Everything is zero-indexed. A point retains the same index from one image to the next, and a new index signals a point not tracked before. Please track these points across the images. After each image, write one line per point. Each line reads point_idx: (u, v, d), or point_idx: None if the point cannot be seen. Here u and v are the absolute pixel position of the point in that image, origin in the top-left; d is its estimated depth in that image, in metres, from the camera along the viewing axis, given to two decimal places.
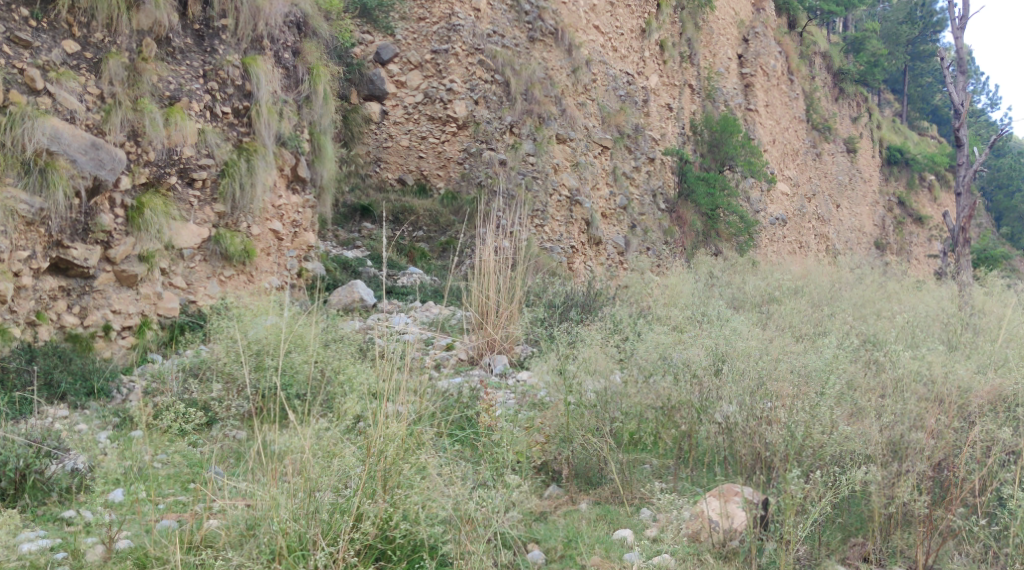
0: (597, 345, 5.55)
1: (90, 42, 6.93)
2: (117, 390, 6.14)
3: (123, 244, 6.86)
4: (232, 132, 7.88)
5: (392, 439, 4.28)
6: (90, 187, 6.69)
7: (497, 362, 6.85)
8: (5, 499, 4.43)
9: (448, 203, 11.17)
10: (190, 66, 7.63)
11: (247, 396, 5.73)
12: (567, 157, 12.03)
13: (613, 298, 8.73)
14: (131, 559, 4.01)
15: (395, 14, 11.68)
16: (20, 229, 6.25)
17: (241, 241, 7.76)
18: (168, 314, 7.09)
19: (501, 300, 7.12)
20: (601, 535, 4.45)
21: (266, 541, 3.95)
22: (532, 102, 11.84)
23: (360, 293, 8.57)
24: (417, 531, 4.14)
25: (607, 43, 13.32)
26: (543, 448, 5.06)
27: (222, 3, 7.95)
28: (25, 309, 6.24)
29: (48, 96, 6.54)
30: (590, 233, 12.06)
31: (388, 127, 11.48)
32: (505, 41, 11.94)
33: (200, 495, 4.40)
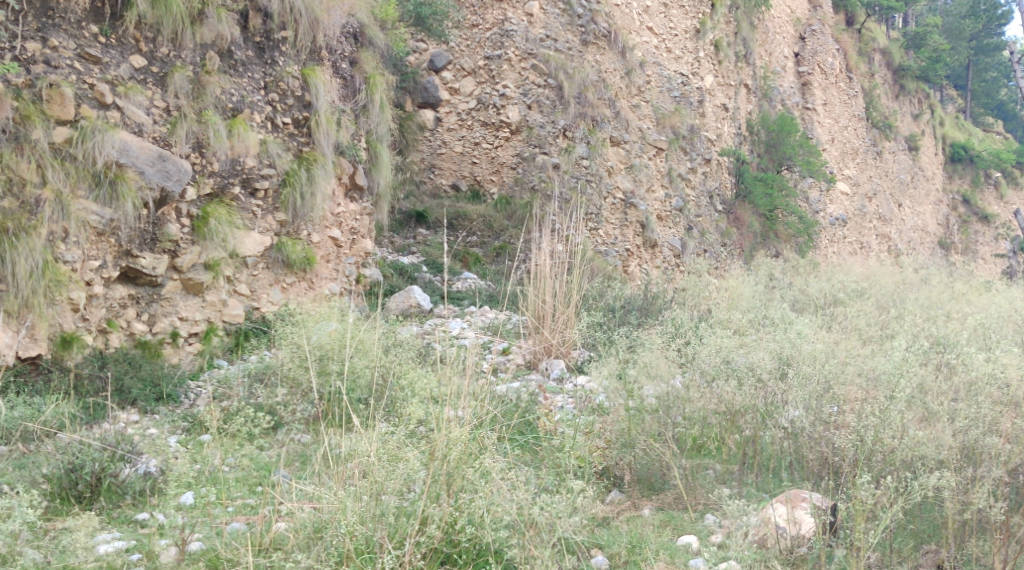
0: (658, 350, 5.50)
1: (156, 57, 7.09)
2: (185, 396, 6.28)
3: (189, 253, 7.00)
4: (293, 142, 8.01)
5: (455, 443, 4.29)
6: (157, 198, 6.84)
7: (554, 367, 6.90)
8: (81, 501, 4.53)
9: (502, 208, 11.23)
10: (251, 78, 7.77)
11: (311, 400, 5.83)
12: (622, 159, 12.00)
13: (672, 301, 8.68)
14: (203, 560, 4.06)
15: (450, 22, 11.79)
16: (92, 239, 6.41)
17: (302, 248, 7.90)
18: (233, 321, 7.23)
19: (558, 304, 7.11)
20: (665, 541, 4.42)
21: (333, 544, 4.00)
22: (585, 105, 11.71)
23: (416, 298, 8.67)
24: (483, 535, 4.15)
25: (660, 44, 13.26)
26: (604, 453, 5.06)
27: (281, 16, 8.08)
28: (96, 318, 6.39)
29: (117, 110, 6.70)
30: (646, 237, 11.99)
31: (442, 134, 11.64)
32: (558, 45, 11.81)
33: (269, 498, 4.47)
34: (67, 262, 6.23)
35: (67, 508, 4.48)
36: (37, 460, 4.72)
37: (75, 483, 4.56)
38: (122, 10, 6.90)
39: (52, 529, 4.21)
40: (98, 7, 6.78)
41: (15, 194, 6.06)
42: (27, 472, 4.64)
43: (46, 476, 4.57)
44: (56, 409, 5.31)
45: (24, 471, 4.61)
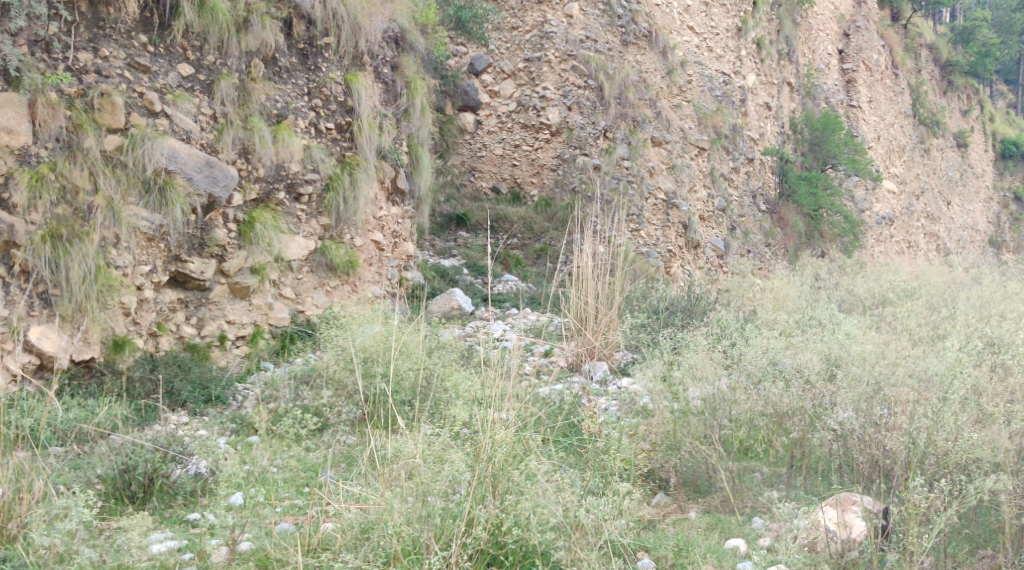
0: (704, 351, 5.49)
1: (203, 65, 7.19)
2: (233, 398, 6.36)
3: (237, 257, 7.09)
4: (336, 147, 8.08)
5: (500, 445, 4.33)
6: (205, 203, 6.93)
7: (596, 369, 6.83)
8: (135, 502, 4.60)
9: (542, 210, 11.25)
10: (295, 84, 7.86)
11: (357, 402, 5.86)
12: (664, 160, 11.85)
13: (716, 302, 8.61)
14: (253, 560, 4.10)
15: (489, 25, 11.88)
16: (142, 245, 6.51)
17: (345, 252, 7.96)
18: (279, 324, 7.32)
19: (601, 306, 7.10)
20: (713, 544, 4.37)
21: (380, 545, 4.01)
22: (626, 106, 11.69)
23: (458, 301, 8.69)
24: (529, 537, 4.11)
25: (702, 44, 13.14)
26: (649, 456, 5.04)
27: (324, 22, 8.18)
28: (147, 321, 6.49)
29: (165, 118, 6.81)
30: (688, 238, 11.92)
31: (483, 136, 11.72)
32: (598, 46, 11.75)
33: (316, 499, 4.52)
34: (118, 267, 6.34)
35: (122, 507, 4.54)
36: (92, 461, 4.77)
37: (129, 483, 4.63)
38: (170, 19, 7.00)
39: (107, 528, 4.27)
40: (147, 17, 6.89)
41: (68, 201, 6.16)
42: (83, 473, 4.68)
43: (100, 476, 4.64)
44: (109, 411, 5.41)
45: (80, 471, 4.70)
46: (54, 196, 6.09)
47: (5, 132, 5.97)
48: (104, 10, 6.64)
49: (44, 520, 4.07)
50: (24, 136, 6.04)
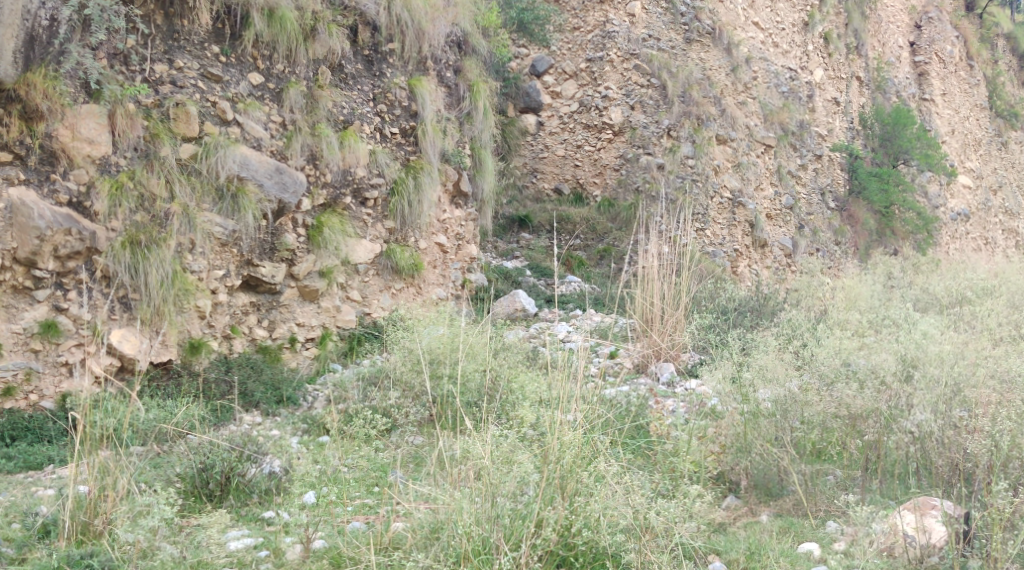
0: (774, 352, 5.39)
1: (273, 74, 7.31)
2: (304, 399, 6.46)
3: (306, 261, 7.20)
4: (400, 152, 8.17)
5: (568, 447, 4.33)
6: (275, 209, 7.05)
7: (663, 371, 6.73)
8: (213, 500, 4.71)
9: (606, 211, 11.21)
10: (361, 90, 7.96)
11: (423, 403, 5.93)
12: (729, 158, 11.69)
13: (785, 302, 8.49)
14: (327, 558, 4.15)
15: (551, 27, 11.98)
16: (216, 250, 6.65)
17: (410, 254, 8.04)
18: (346, 326, 7.42)
19: (667, 307, 7.08)
20: (786, 548, 4.29)
21: (451, 544, 4.01)
22: (690, 104, 11.44)
23: (522, 302, 8.71)
24: (599, 539, 4.09)
25: (768, 40, 12.93)
26: (719, 459, 4.99)
27: (388, 28, 8.28)
28: (221, 324, 6.64)
29: (237, 127, 6.94)
30: (755, 237, 11.79)
31: (544, 137, 11.80)
32: (661, 44, 11.70)
33: (387, 499, 4.56)
34: (194, 272, 6.49)
35: (200, 505, 4.65)
36: (170, 460, 4.94)
37: (207, 481, 4.73)
38: (241, 29, 7.13)
39: (187, 525, 4.35)
40: (219, 28, 7.03)
41: (146, 208, 6.32)
42: (163, 472, 4.84)
43: (180, 475, 4.76)
44: (187, 412, 5.54)
45: (160, 470, 4.85)
46: (132, 204, 6.25)
47: (86, 142, 6.12)
48: (179, 22, 6.80)
49: (129, 516, 4.17)
50: (104, 146, 6.20)
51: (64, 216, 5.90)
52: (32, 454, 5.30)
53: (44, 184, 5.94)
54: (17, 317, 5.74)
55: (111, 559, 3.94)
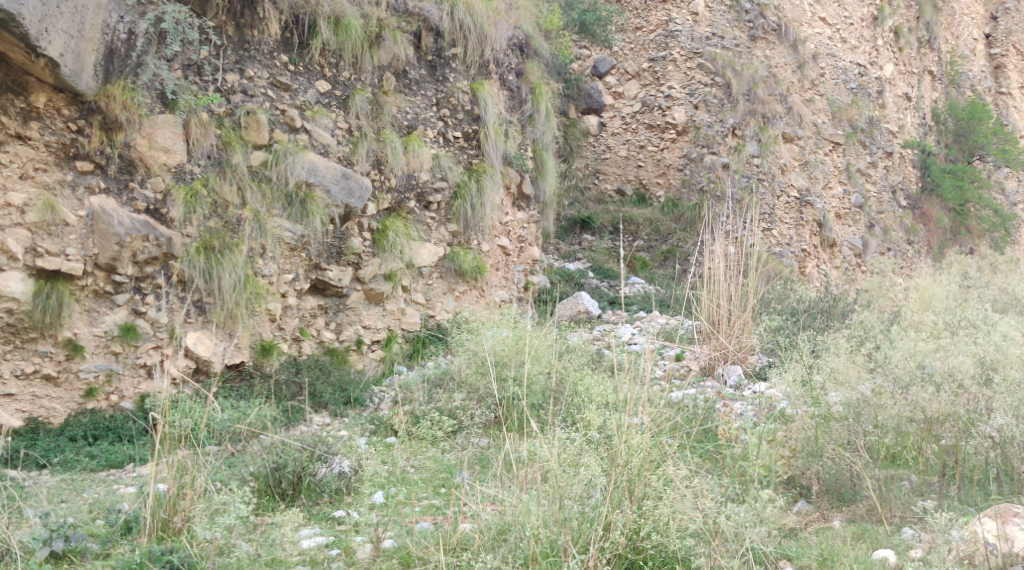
0: (845, 355, 5.29)
1: (339, 81, 7.42)
2: (370, 400, 6.54)
3: (371, 264, 7.29)
4: (463, 155, 8.20)
5: (637, 450, 4.28)
6: (342, 214, 7.14)
7: (731, 373, 6.66)
8: (285, 499, 4.78)
9: (669, 211, 11.13)
10: (424, 95, 8.02)
11: (488, 405, 5.93)
12: (796, 156, 11.58)
13: (855, 303, 8.36)
14: (396, 558, 4.18)
15: (612, 27, 11.93)
16: (285, 254, 6.77)
17: (473, 257, 8.07)
18: (411, 329, 7.49)
19: (734, 308, 6.94)
20: (860, 554, 4.20)
21: (519, 546, 4.01)
22: (755, 102, 11.32)
23: (585, 304, 8.69)
24: (668, 543, 4.05)
25: (835, 35, 12.67)
26: (789, 463, 4.79)
27: (451, 33, 8.31)
28: (291, 327, 6.76)
29: (305, 134, 7.05)
30: (824, 236, 11.60)
31: (606, 138, 11.78)
32: (725, 43, 11.51)
33: (454, 500, 4.57)
34: (264, 276, 6.62)
35: (274, 504, 4.72)
36: (245, 459, 4.94)
37: (280, 481, 4.80)
38: (308, 38, 7.24)
39: (261, 522, 4.42)
40: (287, 37, 7.14)
41: (219, 215, 6.46)
42: (237, 471, 4.86)
43: (253, 474, 4.80)
44: (259, 412, 5.64)
45: (234, 469, 4.87)
46: (206, 210, 6.39)
47: (162, 151, 6.29)
48: (249, 33, 6.89)
49: (205, 514, 4.25)
50: (179, 154, 6.35)
51: (142, 222, 6.06)
52: (114, 453, 5.44)
53: (123, 192, 6.12)
54: (98, 321, 5.91)
55: (191, 555, 4.02)
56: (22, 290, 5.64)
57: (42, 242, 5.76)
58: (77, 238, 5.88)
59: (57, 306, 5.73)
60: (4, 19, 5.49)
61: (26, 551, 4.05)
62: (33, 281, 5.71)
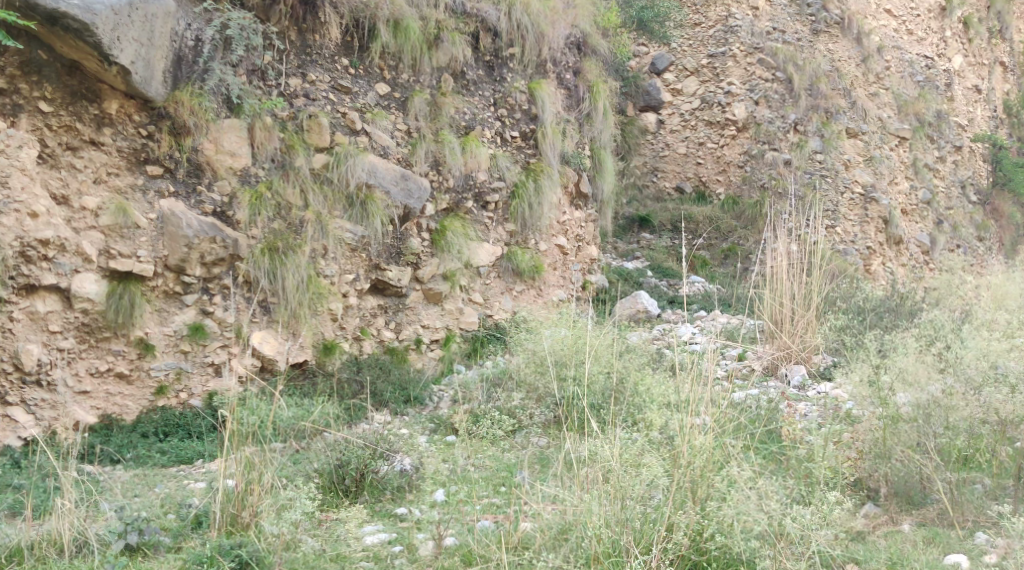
0: (914, 354, 5.14)
1: (398, 83, 7.48)
2: (430, 399, 6.60)
3: (430, 264, 7.33)
4: (520, 155, 8.21)
5: (700, 451, 4.22)
6: (401, 215, 7.19)
7: (794, 373, 6.56)
8: (349, 495, 4.83)
9: (730, 209, 10.99)
10: (482, 96, 8.04)
11: (547, 405, 5.93)
12: (861, 152, 11.26)
13: (924, 301, 8.17)
14: (459, 555, 4.18)
15: (671, 23, 11.85)
16: (347, 255, 6.84)
17: (530, 257, 8.08)
18: (469, 328, 7.50)
19: (797, 308, 6.84)
20: (931, 559, 4.11)
21: (581, 546, 4.02)
22: (817, 97, 11.18)
23: (644, 304, 8.62)
24: (733, 544, 3.99)
25: (901, 27, 12.43)
26: (856, 465, 4.77)
27: (509, 33, 8.32)
28: (352, 326, 6.83)
29: (365, 136, 7.12)
30: (889, 233, 11.25)
31: (665, 136, 11.66)
32: (786, 37, 11.43)
33: (515, 499, 4.55)
34: (326, 276, 6.70)
35: (338, 501, 4.78)
36: (310, 456, 4.99)
37: (343, 478, 4.87)
38: (368, 42, 7.32)
39: (327, 519, 4.53)
40: (348, 41, 7.24)
41: (283, 217, 6.56)
42: (302, 467, 4.91)
43: (317, 470, 4.87)
44: (322, 410, 5.71)
45: (299, 466, 4.93)
46: (270, 212, 6.49)
47: (228, 154, 6.41)
48: (311, 37, 7.00)
49: (272, 509, 4.32)
50: (245, 158, 6.47)
51: (209, 224, 6.17)
52: (183, 449, 5.55)
53: (191, 196, 6.24)
54: (168, 321, 6.04)
55: (259, 549, 4.06)
56: (96, 291, 5.79)
57: (115, 245, 5.91)
58: (148, 240, 6.01)
59: (129, 306, 5.87)
60: (79, 29, 5.67)
61: (103, 544, 4.16)
62: (107, 282, 5.86)
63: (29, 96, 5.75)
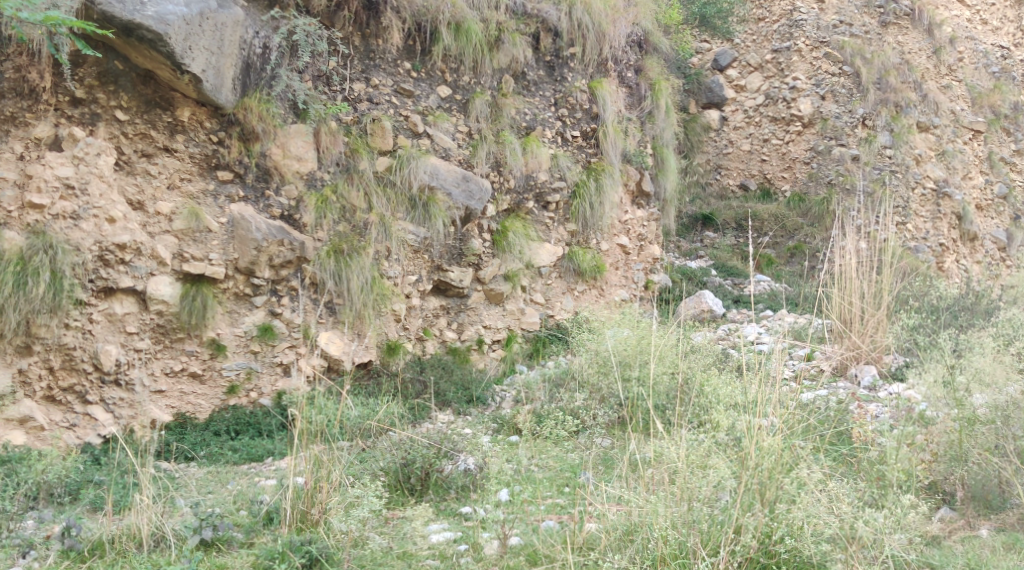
0: (992, 354, 4.99)
1: (460, 85, 7.50)
2: (492, 399, 6.61)
3: (491, 265, 7.35)
4: (582, 154, 8.18)
5: (769, 452, 4.12)
6: (463, 216, 7.20)
7: (864, 374, 6.44)
8: (414, 494, 4.88)
9: (796, 206, 10.81)
10: (543, 96, 8.03)
11: (611, 405, 5.90)
12: (932, 146, 11.02)
13: (1001, 299, 7.95)
14: (524, 555, 4.19)
15: (734, 19, 11.72)
16: (409, 256, 6.89)
17: (592, 256, 8.06)
18: (530, 328, 7.51)
19: (867, 307, 6.70)
20: (1009, 565, 3.99)
21: (647, 547, 3.98)
22: (886, 91, 10.88)
23: (708, 303, 8.52)
24: (803, 547, 3.92)
25: (975, 17, 12.23)
26: (931, 467, 4.64)
27: (569, 33, 8.29)
28: (415, 326, 6.89)
29: (427, 139, 7.18)
30: (963, 230, 11.07)
31: (728, 133, 11.56)
32: (854, 29, 11.12)
33: (579, 499, 4.54)
34: (390, 277, 6.75)
35: (404, 499, 4.82)
36: (376, 454, 5.02)
37: (409, 476, 4.91)
38: (430, 45, 7.35)
39: (393, 516, 4.56)
40: (410, 45, 7.29)
41: (348, 219, 6.64)
42: (368, 465, 4.94)
43: (384, 469, 4.93)
44: (387, 409, 5.76)
45: (365, 464, 4.96)
46: (336, 215, 6.57)
47: (295, 159, 6.49)
48: (374, 42, 7.08)
49: (340, 506, 4.38)
50: (311, 162, 6.55)
51: (277, 227, 6.26)
52: (254, 447, 5.63)
53: (260, 200, 6.36)
54: (239, 321, 6.16)
55: (328, 546, 4.11)
56: (171, 293, 5.92)
57: (188, 248, 6.03)
58: (219, 243, 6.12)
59: (202, 307, 5.98)
60: (153, 39, 5.80)
61: (179, 539, 4.24)
62: (181, 284, 5.99)
63: (106, 105, 5.93)
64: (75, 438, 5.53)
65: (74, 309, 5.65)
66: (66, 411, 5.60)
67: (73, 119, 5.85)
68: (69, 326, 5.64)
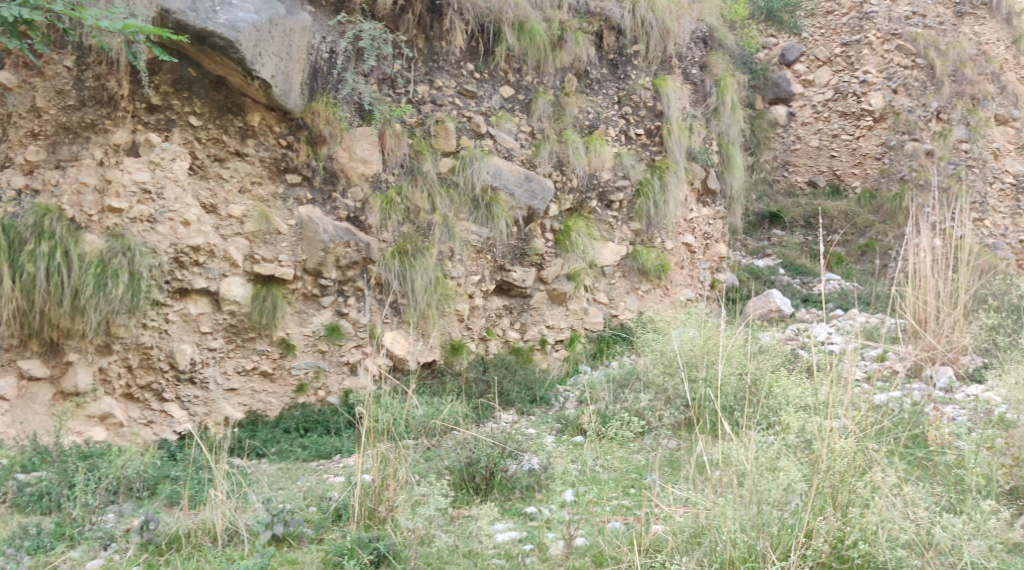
0: None
1: (522, 85, 7.51)
2: (555, 399, 6.61)
3: (554, 265, 7.34)
4: (645, 152, 8.12)
5: (842, 455, 4.03)
6: (526, 216, 7.21)
7: (940, 375, 6.25)
8: (479, 493, 4.87)
9: (866, 203, 10.62)
10: (606, 94, 7.99)
11: (677, 406, 5.84)
12: (1011, 139, 10.69)
13: None
14: (589, 556, 4.17)
15: (802, 13, 11.49)
16: (473, 257, 6.90)
17: (656, 255, 7.95)
18: (594, 328, 7.47)
19: (942, 306, 6.51)
20: None
21: (715, 550, 3.91)
22: (963, 83, 10.59)
23: (776, 303, 8.38)
24: (877, 553, 3.80)
25: None
26: (1012, 472, 4.46)
27: (633, 30, 8.21)
28: (478, 326, 6.89)
29: (490, 139, 7.18)
30: None
31: (796, 129, 11.31)
32: (928, 21, 10.86)
33: (645, 501, 4.50)
34: (453, 277, 6.78)
35: (469, 498, 4.83)
36: (441, 453, 5.03)
37: (474, 475, 4.91)
38: (493, 45, 7.35)
39: (459, 515, 4.58)
40: (473, 46, 7.28)
41: (412, 220, 6.69)
42: (433, 464, 4.96)
43: (449, 468, 4.93)
44: (451, 409, 5.77)
45: (430, 462, 4.97)
46: (400, 217, 6.63)
47: (361, 161, 6.56)
48: (438, 44, 7.09)
49: (407, 504, 4.40)
50: (376, 164, 6.62)
51: (344, 229, 6.35)
52: (322, 445, 5.69)
53: (327, 202, 6.45)
54: (307, 321, 6.25)
55: (395, 543, 4.14)
56: (242, 294, 6.02)
57: (258, 250, 6.12)
58: (288, 245, 6.21)
59: (272, 307, 6.08)
60: (224, 46, 5.90)
61: (251, 534, 4.30)
62: (252, 285, 6.08)
63: (181, 111, 6.04)
64: (152, 435, 5.68)
65: (152, 309, 5.78)
66: (144, 408, 5.75)
67: (150, 125, 5.97)
68: (146, 326, 5.76)
